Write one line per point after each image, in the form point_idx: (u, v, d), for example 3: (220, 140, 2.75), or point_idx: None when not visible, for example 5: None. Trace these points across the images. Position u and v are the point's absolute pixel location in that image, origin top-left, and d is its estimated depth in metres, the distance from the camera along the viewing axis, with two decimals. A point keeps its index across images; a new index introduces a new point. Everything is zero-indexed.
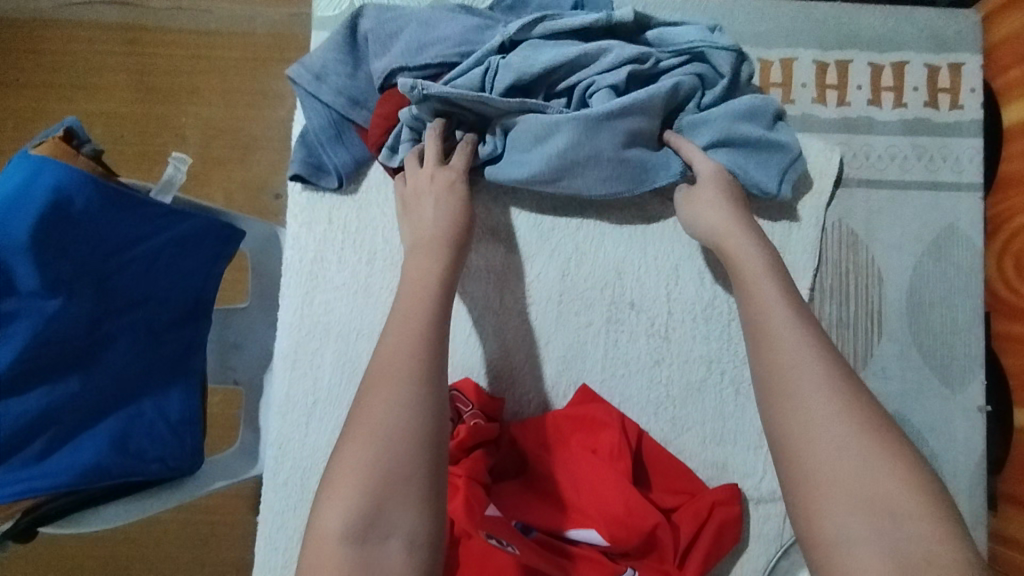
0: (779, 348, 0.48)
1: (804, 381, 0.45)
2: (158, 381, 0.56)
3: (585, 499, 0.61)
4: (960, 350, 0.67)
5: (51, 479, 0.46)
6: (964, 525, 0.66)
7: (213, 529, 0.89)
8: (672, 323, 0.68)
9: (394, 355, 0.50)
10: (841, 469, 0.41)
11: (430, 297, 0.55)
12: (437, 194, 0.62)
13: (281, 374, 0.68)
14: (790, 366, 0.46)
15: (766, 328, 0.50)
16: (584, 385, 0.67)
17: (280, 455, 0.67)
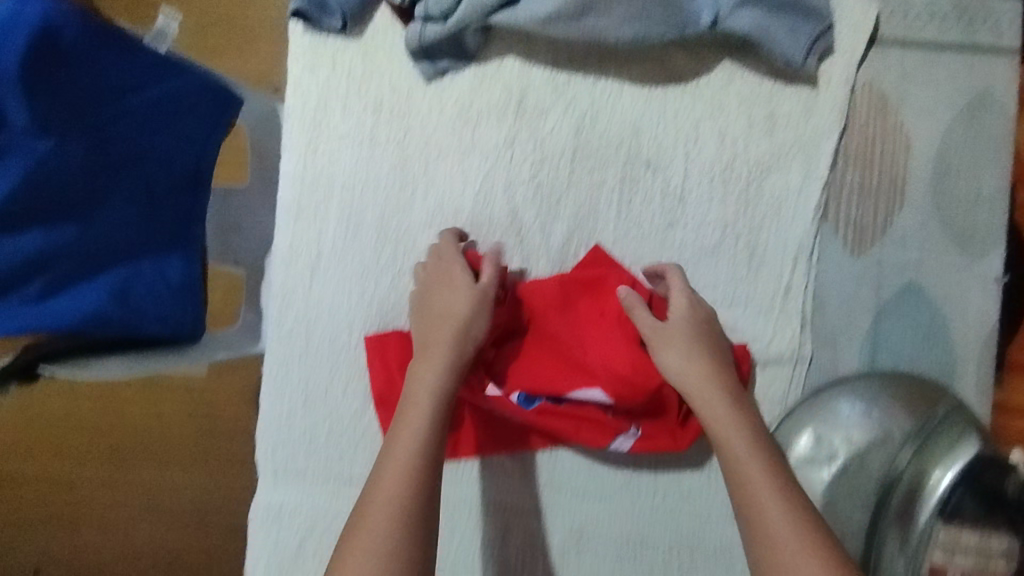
0: (758, 491, 0.49)
1: (769, 511, 0.48)
2: (157, 244, 0.56)
3: (592, 358, 0.62)
4: (982, 220, 0.66)
5: (56, 318, 0.47)
6: (970, 395, 0.66)
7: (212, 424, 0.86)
8: (688, 184, 0.65)
9: (386, 487, 0.49)
10: None
11: (431, 421, 0.53)
12: (461, 292, 0.59)
13: (284, 226, 0.66)
14: (766, 511, 0.48)
15: (755, 508, 0.48)
16: (594, 249, 0.65)
17: (284, 306, 0.66)
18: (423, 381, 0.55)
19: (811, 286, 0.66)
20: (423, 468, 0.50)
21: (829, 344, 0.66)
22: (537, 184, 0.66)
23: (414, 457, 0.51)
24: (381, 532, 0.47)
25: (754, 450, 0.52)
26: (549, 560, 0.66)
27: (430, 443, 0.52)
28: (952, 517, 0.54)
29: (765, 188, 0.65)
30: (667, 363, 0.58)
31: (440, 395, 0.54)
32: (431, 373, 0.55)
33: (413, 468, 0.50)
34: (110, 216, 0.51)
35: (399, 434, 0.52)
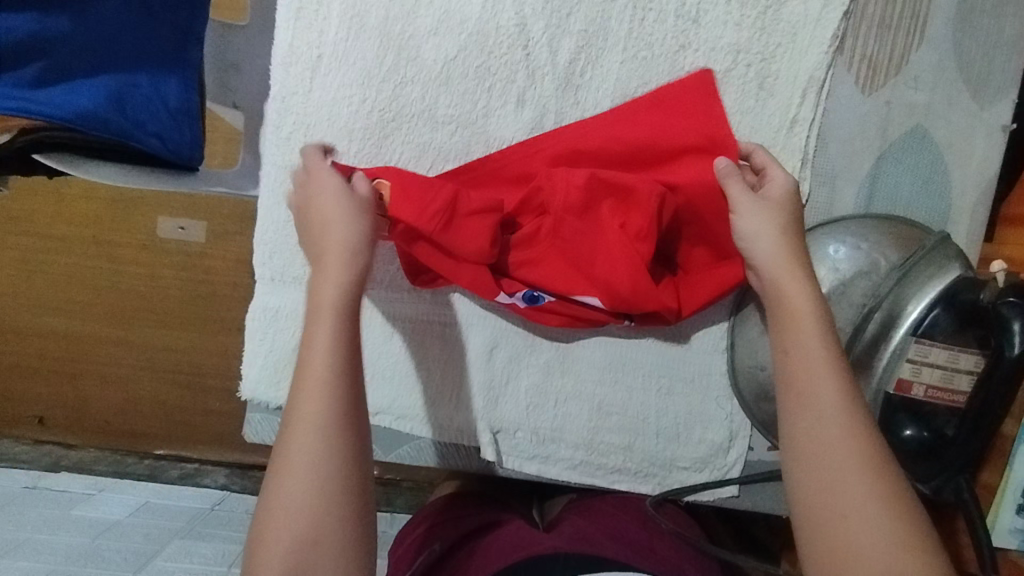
0: (838, 454, 0.42)
1: (845, 475, 0.41)
2: (160, 63, 0.72)
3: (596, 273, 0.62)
4: (999, 65, 0.64)
5: (54, 105, 0.65)
6: (962, 246, 0.66)
7: (212, 288, 1.08)
8: (704, 5, 0.64)
9: (308, 385, 0.43)
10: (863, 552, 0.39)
11: (338, 322, 0.46)
12: (338, 200, 0.52)
13: (285, 24, 0.65)
14: (836, 453, 0.42)
15: (802, 377, 0.45)
16: (704, 73, 0.63)
17: (283, 109, 0.66)
18: (328, 298, 0.47)
19: (817, 121, 0.65)
20: (342, 366, 0.44)
21: (827, 183, 0.66)
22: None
23: (330, 368, 0.44)
24: (316, 452, 0.42)
25: (816, 315, 0.48)
26: (534, 377, 0.69)
27: (345, 318, 0.46)
28: (924, 336, 0.55)
29: (782, 14, 0.64)
30: (748, 230, 0.54)
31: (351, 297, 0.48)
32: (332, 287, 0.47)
33: (331, 374, 0.44)
34: (102, 16, 0.68)
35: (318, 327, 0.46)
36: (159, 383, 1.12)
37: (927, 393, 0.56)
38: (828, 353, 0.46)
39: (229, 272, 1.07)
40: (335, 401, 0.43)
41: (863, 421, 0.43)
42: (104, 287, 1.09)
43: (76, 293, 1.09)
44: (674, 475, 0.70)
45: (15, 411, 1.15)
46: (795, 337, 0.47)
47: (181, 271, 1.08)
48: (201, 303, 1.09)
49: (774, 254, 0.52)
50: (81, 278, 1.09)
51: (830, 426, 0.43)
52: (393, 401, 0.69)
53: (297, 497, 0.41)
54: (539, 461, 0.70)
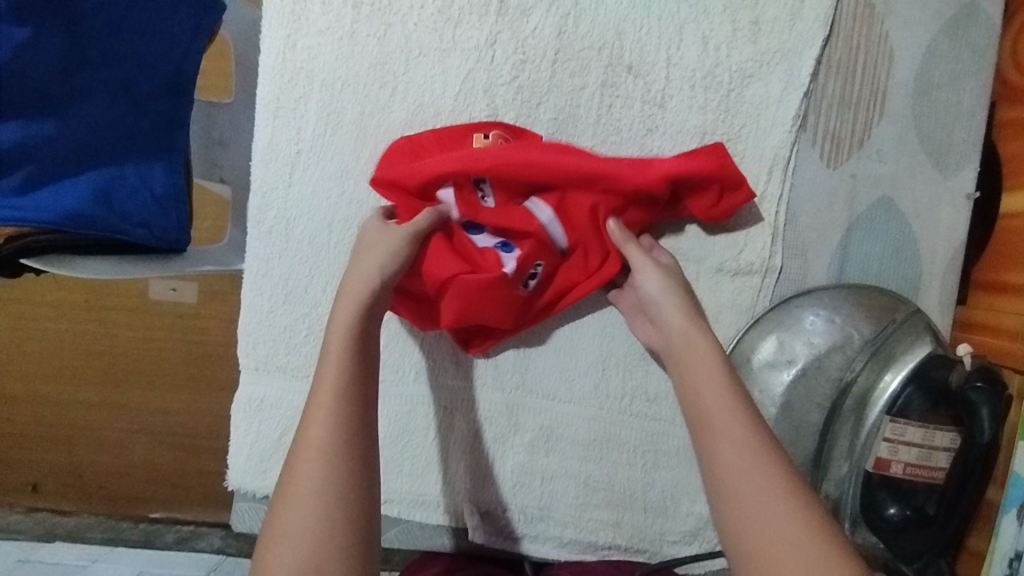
0: (744, 466, 0.43)
1: (755, 488, 0.42)
2: (143, 150, 0.74)
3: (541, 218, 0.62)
4: (959, 137, 0.66)
5: (40, 210, 0.65)
6: (935, 313, 0.68)
7: (206, 349, 1.09)
8: (669, 91, 0.66)
9: (318, 412, 0.46)
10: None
11: (348, 346, 0.50)
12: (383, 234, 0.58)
13: (264, 122, 0.67)
14: (744, 464, 0.43)
15: (707, 414, 0.47)
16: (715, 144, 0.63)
17: (264, 204, 0.67)
18: (340, 328, 0.51)
19: (785, 197, 0.66)
20: (352, 390, 0.47)
21: (800, 255, 0.68)
22: (517, 87, 0.66)
23: (343, 378, 0.48)
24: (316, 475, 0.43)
25: (715, 362, 0.51)
26: (520, 457, 0.69)
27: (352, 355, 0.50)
28: (899, 416, 0.56)
29: (745, 96, 0.66)
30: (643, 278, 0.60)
31: (362, 321, 0.52)
32: (347, 316, 0.52)
33: (342, 410, 0.46)
34: (89, 114, 0.69)
35: (326, 358, 0.49)
36: (152, 448, 1.12)
37: (907, 471, 0.56)
38: (711, 372, 0.50)
39: (220, 333, 1.08)
40: (344, 433, 0.45)
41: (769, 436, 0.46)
42: (96, 356, 1.10)
43: (68, 362, 1.10)
44: (664, 549, 0.70)
45: (8, 480, 1.14)
46: (689, 368, 0.52)
47: (175, 335, 1.09)
48: (194, 364, 1.09)
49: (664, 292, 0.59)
50: (74, 348, 1.09)
51: (728, 445, 0.45)
52: (380, 486, 0.69)
53: (291, 549, 0.40)
54: (528, 540, 0.70)
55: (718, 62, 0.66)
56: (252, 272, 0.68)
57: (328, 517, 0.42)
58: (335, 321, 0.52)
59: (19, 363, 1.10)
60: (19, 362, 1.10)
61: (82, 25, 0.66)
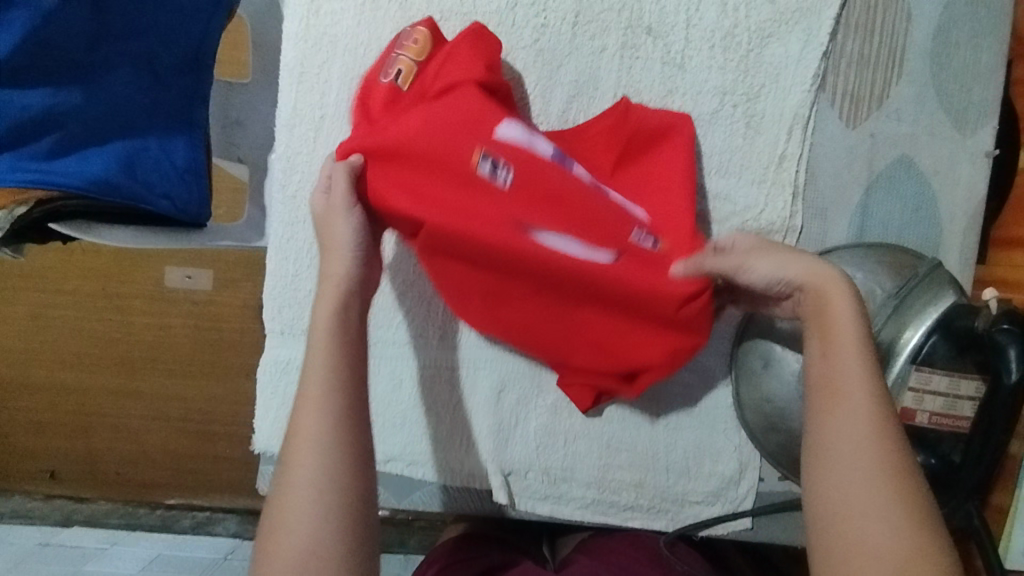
0: (851, 432, 0.39)
1: (857, 459, 0.38)
2: (163, 125, 0.75)
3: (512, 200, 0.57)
4: (978, 94, 0.67)
5: (66, 176, 0.66)
6: (956, 271, 0.68)
7: (223, 332, 1.09)
8: (688, 52, 0.67)
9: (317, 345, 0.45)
10: (879, 535, 0.36)
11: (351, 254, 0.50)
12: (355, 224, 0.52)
13: (288, 88, 0.68)
14: (856, 439, 0.38)
15: (826, 379, 0.41)
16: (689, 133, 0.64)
17: (288, 169, 0.68)
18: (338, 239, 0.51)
19: (804, 156, 0.67)
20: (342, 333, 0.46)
21: (819, 215, 0.68)
22: (573, 108, 0.67)
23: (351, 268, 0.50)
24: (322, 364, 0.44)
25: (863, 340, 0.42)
26: (543, 419, 0.70)
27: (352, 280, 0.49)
28: (924, 364, 0.56)
29: (764, 55, 0.66)
30: (753, 263, 0.49)
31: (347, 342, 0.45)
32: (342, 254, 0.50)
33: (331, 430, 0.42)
34: (113, 84, 0.70)
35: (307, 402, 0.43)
36: (169, 432, 1.13)
37: (932, 420, 0.56)
38: (862, 364, 0.41)
39: (237, 317, 1.08)
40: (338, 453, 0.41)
41: (893, 427, 0.39)
42: (114, 340, 1.10)
43: (86, 348, 1.11)
44: (686, 510, 0.70)
45: (29, 466, 1.15)
46: (835, 347, 0.42)
47: (193, 319, 1.09)
48: (211, 347, 1.10)
49: (808, 273, 0.46)
50: (92, 332, 1.10)
51: (844, 404, 0.40)
52: (405, 447, 0.70)
53: (310, 433, 0.41)
54: (551, 501, 0.70)
55: (737, 21, 0.66)
56: (277, 236, 0.69)
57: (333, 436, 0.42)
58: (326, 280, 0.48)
59: (37, 347, 1.11)
60: (37, 346, 1.11)
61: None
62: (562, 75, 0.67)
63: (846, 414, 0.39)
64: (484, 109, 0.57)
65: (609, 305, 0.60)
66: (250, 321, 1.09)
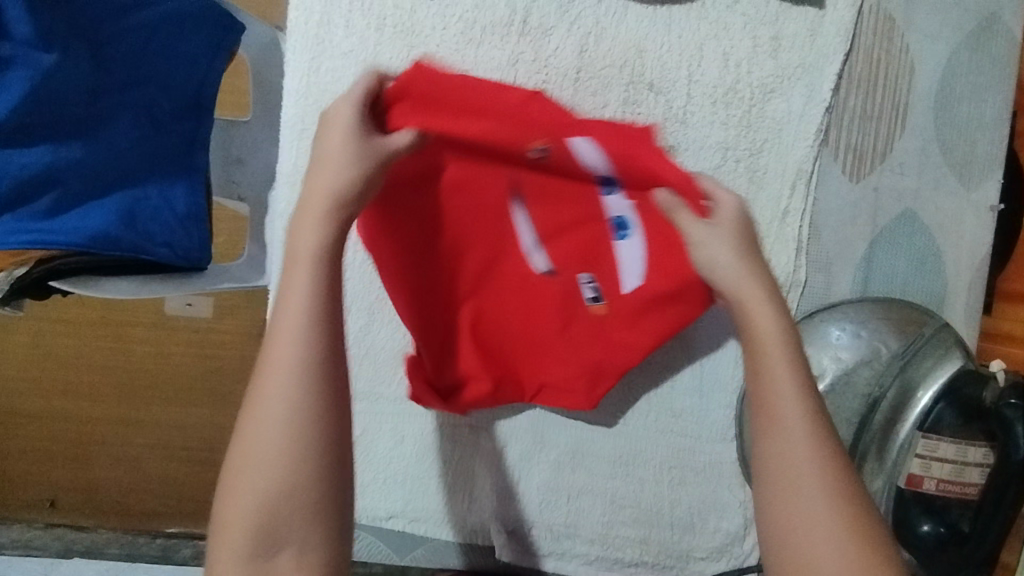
0: (780, 420, 0.38)
1: (798, 464, 0.37)
2: (164, 174, 0.74)
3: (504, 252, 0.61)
4: (981, 148, 0.67)
5: (63, 234, 0.64)
6: (961, 325, 0.67)
7: (224, 362, 1.09)
8: (690, 107, 0.66)
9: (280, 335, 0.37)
10: (811, 527, 0.36)
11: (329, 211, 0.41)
12: (348, 136, 0.44)
13: (289, 144, 0.67)
14: (796, 459, 0.37)
15: (770, 406, 0.39)
16: None
17: (288, 225, 0.68)
18: (324, 183, 0.42)
19: (808, 211, 0.66)
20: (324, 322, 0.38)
21: (823, 269, 0.67)
22: None
23: (336, 186, 0.42)
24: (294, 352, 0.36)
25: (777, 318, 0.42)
26: (546, 475, 0.69)
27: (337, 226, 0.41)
28: (931, 431, 0.56)
29: (767, 110, 0.66)
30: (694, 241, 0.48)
31: (332, 236, 0.41)
32: (329, 180, 0.43)
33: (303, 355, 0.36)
34: (113, 136, 0.69)
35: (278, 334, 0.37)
36: (171, 461, 1.12)
37: (939, 487, 0.56)
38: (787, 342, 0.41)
39: (237, 347, 1.08)
40: (314, 409, 0.36)
41: (831, 460, 0.37)
42: (115, 370, 1.10)
43: (87, 378, 1.10)
44: (691, 566, 0.69)
45: (25, 496, 1.14)
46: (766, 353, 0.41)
47: (194, 351, 1.09)
48: (212, 377, 1.10)
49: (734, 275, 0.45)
50: (93, 363, 1.10)
51: (784, 430, 0.38)
52: (406, 504, 0.69)
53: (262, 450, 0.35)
54: (554, 557, 0.69)
55: (740, 76, 0.66)
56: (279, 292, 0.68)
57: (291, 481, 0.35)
58: (309, 194, 0.42)
59: (36, 379, 1.11)
60: (37, 378, 1.11)
61: (108, 50, 0.67)
62: None
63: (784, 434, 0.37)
64: (531, 123, 0.53)
65: (554, 332, 0.63)
66: (250, 352, 1.08)
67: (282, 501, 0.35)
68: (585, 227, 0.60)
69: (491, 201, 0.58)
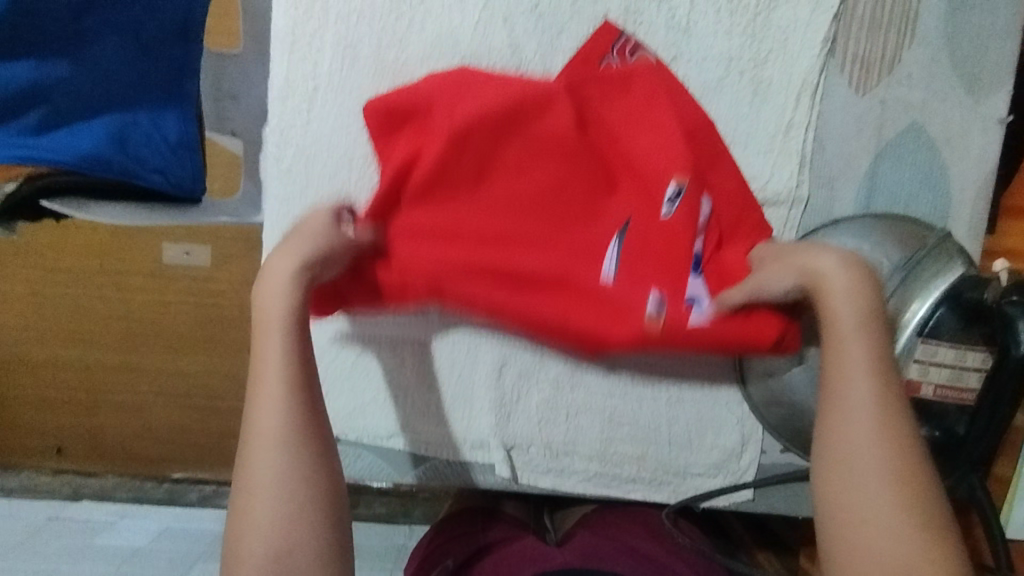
0: (855, 426, 0.43)
1: (871, 464, 0.42)
2: (155, 99, 0.70)
3: (545, 181, 0.62)
4: (992, 57, 0.65)
5: (48, 149, 0.65)
6: (965, 241, 0.67)
7: (222, 311, 1.09)
8: (693, 16, 0.64)
9: (264, 384, 0.48)
10: (871, 520, 0.41)
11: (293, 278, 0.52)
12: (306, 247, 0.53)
13: (280, 58, 0.66)
14: (868, 459, 0.42)
15: (845, 402, 0.44)
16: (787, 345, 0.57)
17: (282, 142, 0.67)
18: (286, 258, 0.53)
19: (812, 124, 0.65)
20: (296, 377, 0.49)
21: (826, 185, 0.66)
22: None
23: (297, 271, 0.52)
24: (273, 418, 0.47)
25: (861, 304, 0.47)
26: (545, 394, 0.69)
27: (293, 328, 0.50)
28: (930, 336, 0.55)
29: (772, 18, 0.64)
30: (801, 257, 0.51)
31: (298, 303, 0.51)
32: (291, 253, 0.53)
33: (290, 354, 0.49)
34: (99, 53, 0.67)
35: (265, 335, 0.50)
36: (174, 408, 1.14)
37: (936, 393, 0.56)
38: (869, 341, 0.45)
39: (235, 294, 1.08)
40: (295, 403, 0.48)
41: (903, 455, 0.42)
42: (115, 320, 1.10)
43: (87, 329, 1.10)
44: (688, 481, 0.70)
45: (33, 443, 1.15)
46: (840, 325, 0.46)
47: (193, 299, 1.09)
48: (212, 324, 1.09)
49: (822, 258, 0.49)
50: (93, 313, 1.09)
51: (861, 428, 0.43)
52: (407, 423, 0.70)
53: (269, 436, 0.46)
54: (554, 475, 0.70)
55: None
56: (274, 210, 0.67)
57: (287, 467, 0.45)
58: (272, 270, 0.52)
59: (37, 329, 1.11)
60: (38, 328, 1.11)
61: None
62: (562, 43, 0.65)
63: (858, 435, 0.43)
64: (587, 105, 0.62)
65: (524, 295, 0.61)
66: (247, 296, 1.08)
67: (296, 470, 0.46)
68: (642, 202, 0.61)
69: (567, 118, 0.62)
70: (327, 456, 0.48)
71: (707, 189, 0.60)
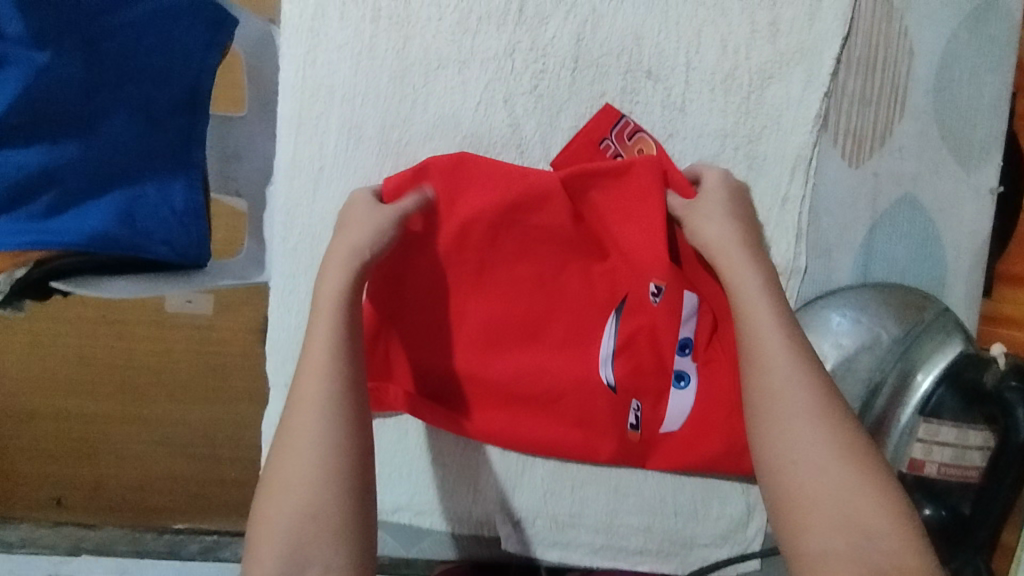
0: (778, 401, 0.46)
1: (799, 433, 0.45)
2: (162, 170, 0.71)
3: (535, 282, 0.64)
4: (982, 130, 0.66)
5: (57, 233, 0.61)
6: (961, 308, 0.67)
7: (223, 358, 1.09)
8: (689, 94, 0.66)
9: (308, 382, 0.48)
10: (822, 488, 0.43)
11: (344, 275, 0.54)
12: (370, 231, 0.57)
13: (286, 139, 0.67)
14: (794, 433, 0.45)
15: (764, 377, 0.48)
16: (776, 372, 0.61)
17: (288, 221, 0.68)
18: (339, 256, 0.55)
19: (808, 197, 0.66)
20: (336, 372, 0.49)
21: (823, 256, 0.67)
22: None
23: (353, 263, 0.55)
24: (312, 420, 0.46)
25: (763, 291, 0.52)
26: (551, 465, 0.69)
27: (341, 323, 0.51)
28: (932, 415, 0.56)
29: (766, 96, 0.66)
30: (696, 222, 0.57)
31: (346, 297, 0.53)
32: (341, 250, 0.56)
33: (330, 352, 0.49)
34: (109, 133, 0.66)
35: (314, 324, 0.51)
36: (174, 457, 1.13)
37: (940, 471, 0.56)
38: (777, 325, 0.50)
39: (238, 341, 1.08)
40: (338, 406, 0.47)
41: (833, 423, 0.45)
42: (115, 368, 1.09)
43: (84, 377, 1.09)
44: (695, 552, 0.70)
45: (32, 496, 1.13)
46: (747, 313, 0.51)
47: (195, 347, 1.09)
48: (213, 372, 1.10)
49: (720, 235, 0.56)
50: (93, 361, 1.08)
51: (781, 398, 0.46)
52: (412, 496, 0.70)
53: (304, 440, 0.46)
54: (560, 547, 0.70)
55: (738, 62, 0.65)
56: (280, 287, 0.68)
57: (321, 466, 0.45)
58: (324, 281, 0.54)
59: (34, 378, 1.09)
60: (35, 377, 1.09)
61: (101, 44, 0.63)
62: (561, 121, 0.67)
63: (777, 408, 0.46)
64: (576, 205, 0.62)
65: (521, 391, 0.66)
66: (250, 344, 1.08)
67: (330, 473, 0.45)
68: (628, 301, 0.63)
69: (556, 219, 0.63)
70: (364, 465, 0.47)
71: (687, 286, 0.62)
